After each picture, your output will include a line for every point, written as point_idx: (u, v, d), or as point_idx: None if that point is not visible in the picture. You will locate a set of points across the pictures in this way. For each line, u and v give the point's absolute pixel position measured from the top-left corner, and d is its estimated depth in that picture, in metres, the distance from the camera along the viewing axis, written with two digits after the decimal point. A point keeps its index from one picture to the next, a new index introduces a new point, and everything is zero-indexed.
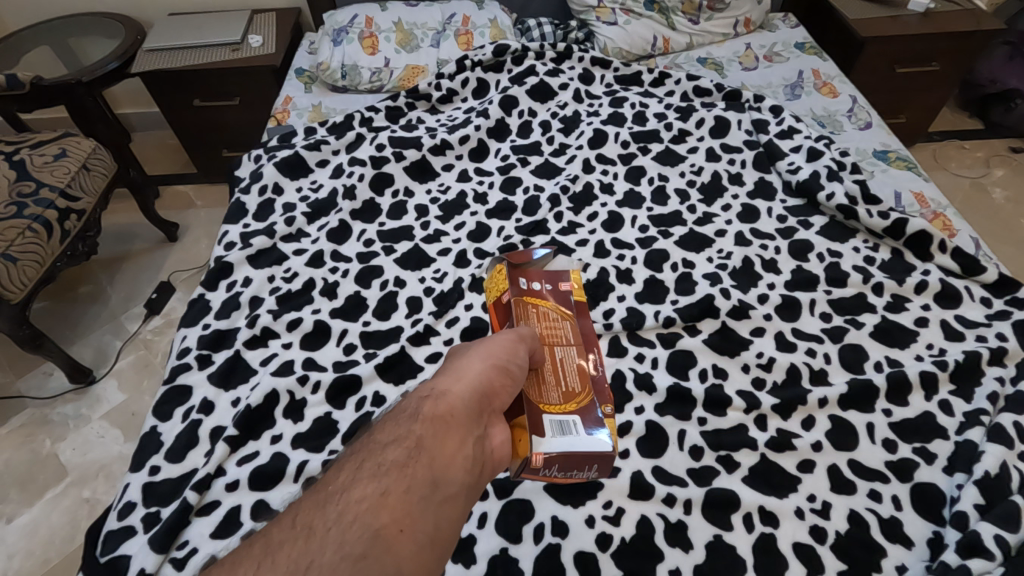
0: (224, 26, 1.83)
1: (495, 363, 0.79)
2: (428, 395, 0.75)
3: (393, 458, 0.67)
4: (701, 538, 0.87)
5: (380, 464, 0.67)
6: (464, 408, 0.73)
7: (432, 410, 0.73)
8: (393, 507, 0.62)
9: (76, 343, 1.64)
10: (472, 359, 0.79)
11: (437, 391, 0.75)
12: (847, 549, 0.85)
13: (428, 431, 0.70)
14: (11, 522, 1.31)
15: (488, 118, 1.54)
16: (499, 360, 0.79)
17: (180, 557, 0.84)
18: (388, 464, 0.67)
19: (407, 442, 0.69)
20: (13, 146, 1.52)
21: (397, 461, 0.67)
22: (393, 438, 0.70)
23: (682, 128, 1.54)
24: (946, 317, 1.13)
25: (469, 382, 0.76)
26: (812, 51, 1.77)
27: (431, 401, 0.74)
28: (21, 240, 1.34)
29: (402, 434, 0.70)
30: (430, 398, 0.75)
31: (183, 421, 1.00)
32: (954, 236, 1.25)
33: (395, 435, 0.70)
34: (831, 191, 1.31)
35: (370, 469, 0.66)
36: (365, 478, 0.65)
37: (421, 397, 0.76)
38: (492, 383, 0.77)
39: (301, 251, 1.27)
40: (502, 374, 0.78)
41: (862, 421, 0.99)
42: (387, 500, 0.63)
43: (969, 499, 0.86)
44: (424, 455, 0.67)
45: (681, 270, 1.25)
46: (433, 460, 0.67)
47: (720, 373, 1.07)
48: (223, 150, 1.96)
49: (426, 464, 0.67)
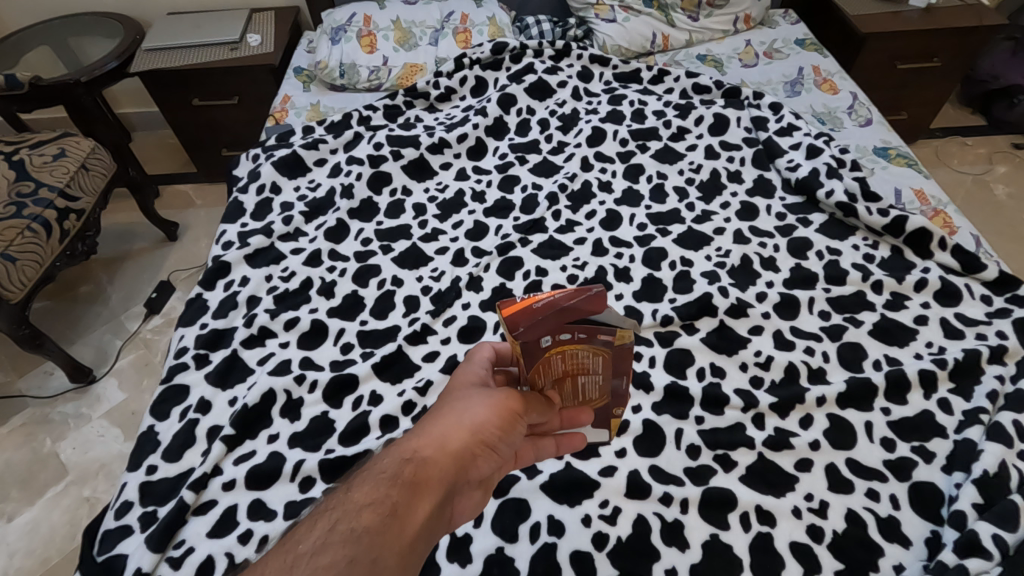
0: (223, 25, 1.83)
1: (491, 419, 0.69)
2: (411, 450, 0.66)
3: (366, 525, 0.58)
4: (698, 537, 0.86)
5: (351, 532, 0.57)
6: (448, 468, 0.65)
7: (413, 471, 0.63)
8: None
9: (76, 342, 1.65)
10: (464, 413, 0.69)
11: (423, 446, 0.66)
12: (844, 548, 0.85)
13: (405, 499, 0.61)
14: (12, 520, 1.31)
15: (486, 116, 1.54)
16: (496, 418, 0.69)
17: (176, 556, 0.84)
18: (363, 528, 0.58)
19: (381, 507, 0.60)
20: (13, 146, 1.52)
21: (370, 530, 0.57)
22: (369, 499, 0.60)
23: (681, 125, 1.53)
24: (945, 315, 1.13)
25: (457, 442, 0.67)
26: (812, 47, 1.76)
27: (414, 460, 0.65)
28: (20, 240, 1.34)
29: (380, 490, 0.61)
30: (413, 454, 0.65)
31: (180, 420, 1.00)
32: (955, 233, 1.25)
33: (373, 490, 0.61)
34: (830, 188, 1.30)
35: (341, 531, 0.57)
36: (331, 546, 0.56)
37: (405, 445, 0.67)
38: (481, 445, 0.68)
39: (299, 251, 1.27)
40: (496, 432, 0.69)
41: (860, 420, 0.98)
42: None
43: (968, 498, 0.85)
44: (400, 527, 0.59)
45: (679, 268, 1.24)
46: (406, 537, 0.59)
47: (717, 371, 1.07)
48: (222, 150, 1.96)
49: (397, 539, 0.58)
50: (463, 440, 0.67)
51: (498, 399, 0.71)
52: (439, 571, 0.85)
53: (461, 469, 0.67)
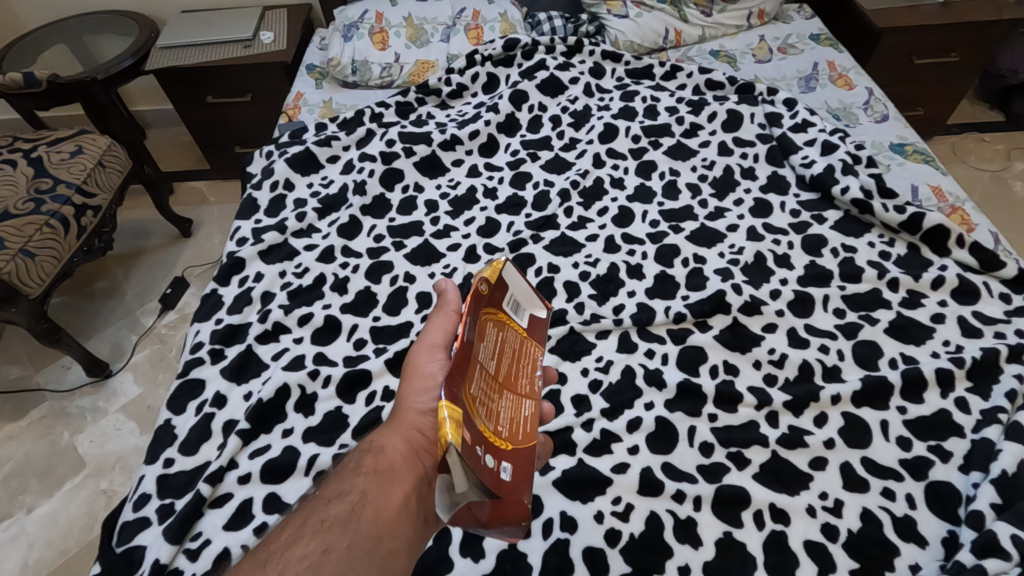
0: (236, 23, 1.84)
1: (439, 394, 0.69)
2: (371, 442, 0.71)
3: (335, 514, 0.62)
4: (711, 535, 0.86)
5: (322, 521, 0.62)
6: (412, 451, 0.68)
7: (375, 460, 0.68)
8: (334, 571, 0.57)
9: (93, 337, 1.67)
10: (417, 395, 0.72)
11: (380, 437, 0.71)
12: (859, 547, 0.84)
13: (370, 484, 0.65)
14: (31, 511, 1.34)
15: (498, 113, 1.54)
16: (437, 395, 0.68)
17: (193, 548, 0.85)
18: (332, 517, 0.62)
19: (350, 496, 0.65)
20: (30, 144, 1.54)
21: (340, 516, 0.62)
22: (337, 492, 0.65)
23: (694, 122, 1.52)
24: (963, 313, 1.11)
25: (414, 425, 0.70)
26: (828, 42, 1.74)
27: (374, 449, 0.69)
28: (39, 236, 1.36)
29: (349, 479, 0.67)
30: (375, 445, 0.70)
31: (196, 414, 1.01)
32: (973, 230, 1.23)
33: (342, 480, 0.67)
34: (846, 185, 1.29)
35: (315, 520, 0.62)
36: (305, 537, 0.60)
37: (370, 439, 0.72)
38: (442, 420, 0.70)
39: (312, 247, 1.28)
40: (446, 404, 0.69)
41: (876, 419, 0.98)
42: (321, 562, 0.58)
43: (985, 498, 0.84)
44: (367, 510, 0.63)
45: (693, 265, 1.23)
46: (376, 517, 0.62)
47: (731, 369, 1.06)
48: (236, 147, 1.97)
49: (367, 520, 0.62)
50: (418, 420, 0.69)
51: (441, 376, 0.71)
52: (452, 566, 0.85)
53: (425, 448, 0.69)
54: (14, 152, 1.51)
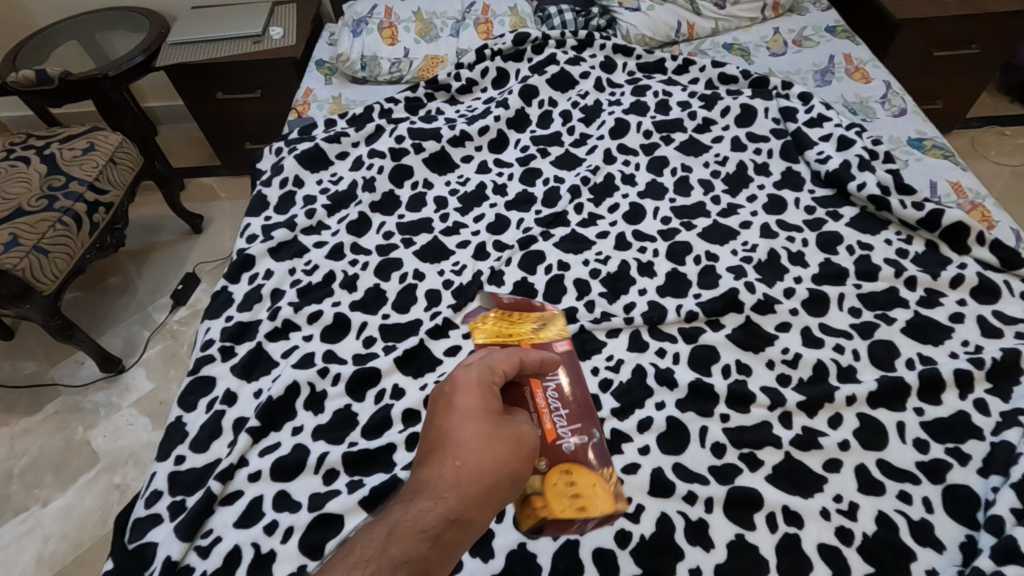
0: (246, 19, 1.84)
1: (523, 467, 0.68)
2: (446, 498, 0.61)
3: None
4: (723, 537, 0.85)
5: None
6: (482, 518, 0.63)
7: (455, 533, 0.60)
8: None
9: (106, 333, 1.68)
10: (511, 475, 0.66)
11: (458, 495, 0.62)
12: (873, 551, 0.83)
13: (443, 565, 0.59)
14: (46, 505, 1.36)
15: (508, 108, 1.52)
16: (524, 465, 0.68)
17: (204, 546, 0.86)
18: None
19: (418, 564, 0.57)
20: (44, 141, 1.55)
21: None
22: (404, 555, 0.57)
23: (707, 117, 1.50)
24: (983, 313, 1.09)
25: (497, 503, 0.65)
26: (844, 35, 1.70)
27: (450, 511, 0.61)
28: (52, 233, 1.37)
29: (415, 536, 0.58)
30: (456, 509, 0.61)
31: (207, 412, 1.02)
32: (993, 228, 1.20)
33: (408, 539, 0.58)
34: (862, 181, 1.26)
35: None
36: None
37: (440, 485, 0.63)
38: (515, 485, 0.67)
39: (322, 244, 1.27)
40: (525, 474, 0.68)
41: (892, 420, 0.96)
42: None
43: (1005, 502, 0.82)
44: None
45: (705, 262, 1.22)
46: None
47: (743, 369, 1.05)
48: (246, 143, 1.98)
49: None
50: (499, 486, 0.65)
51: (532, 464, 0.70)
52: (461, 566, 0.85)
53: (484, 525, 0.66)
54: (28, 149, 1.53)
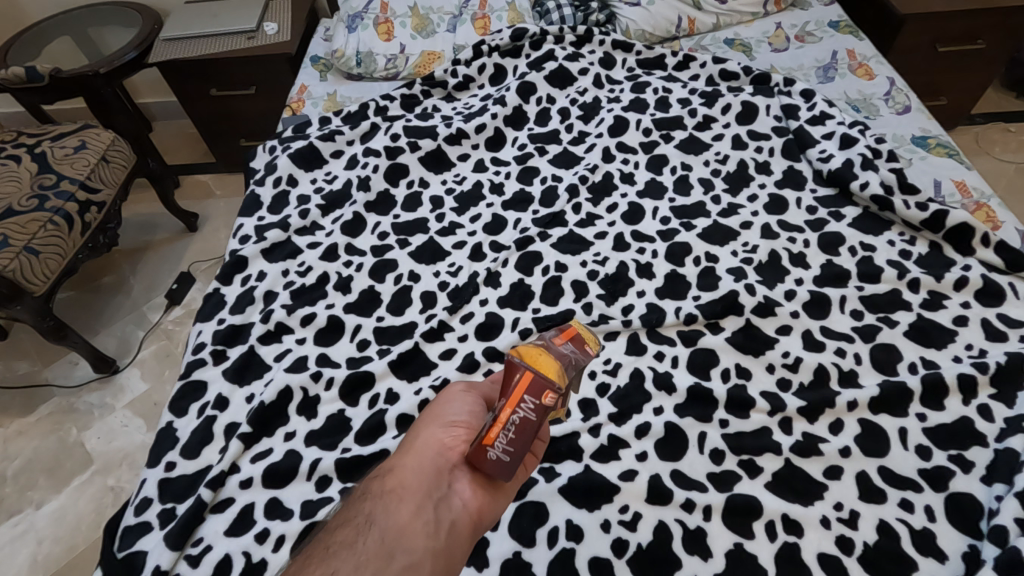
0: (239, 13, 1.81)
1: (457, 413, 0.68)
2: (383, 468, 0.65)
3: (340, 539, 0.57)
4: (721, 546, 0.84)
5: (326, 547, 0.56)
6: (426, 462, 0.63)
7: (381, 482, 0.62)
8: None
9: (101, 333, 1.67)
10: (430, 421, 0.68)
11: (391, 460, 0.65)
12: (873, 561, 0.81)
13: (380, 511, 0.59)
14: (40, 507, 1.35)
15: (505, 105, 1.50)
16: (457, 406, 0.68)
17: (194, 555, 0.84)
18: (338, 543, 0.57)
19: (355, 521, 0.59)
20: (34, 139, 1.53)
21: (344, 540, 0.57)
22: (344, 520, 0.60)
23: (707, 114, 1.47)
24: (987, 315, 1.07)
25: (432, 442, 0.65)
26: (848, 30, 1.67)
27: (385, 471, 0.64)
28: (43, 233, 1.35)
29: (356, 505, 0.62)
30: (385, 468, 0.65)
31: (198, 417, 1.00)
32: (998, 228, 1.18)
33: (349, 509, 0.62)
34: (865, 181, 1.24)
35: (321, 548, 0.57)
36: (310, 565, 0.55)
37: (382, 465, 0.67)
38: (459, 429, 0.66)
39: (315, 245, 1.25)
40: (465, 413, 0.68)
41: (894, 426, 0.94)
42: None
43: (1009, 512, 0.80)
44: (372, 535, 0.56)
45: (705, 264, 1.20)
46: (384, 534, 0.56)
47: (743, 373, 1.03)
48: (242, 140, 1.95)
49: (375, 538, 0.56)
50: (435, 434, 0.66)
51: (468, 401, 0.70)
52: None
53: (450, 473, 0.63)
54: (19, 147, 1.51)
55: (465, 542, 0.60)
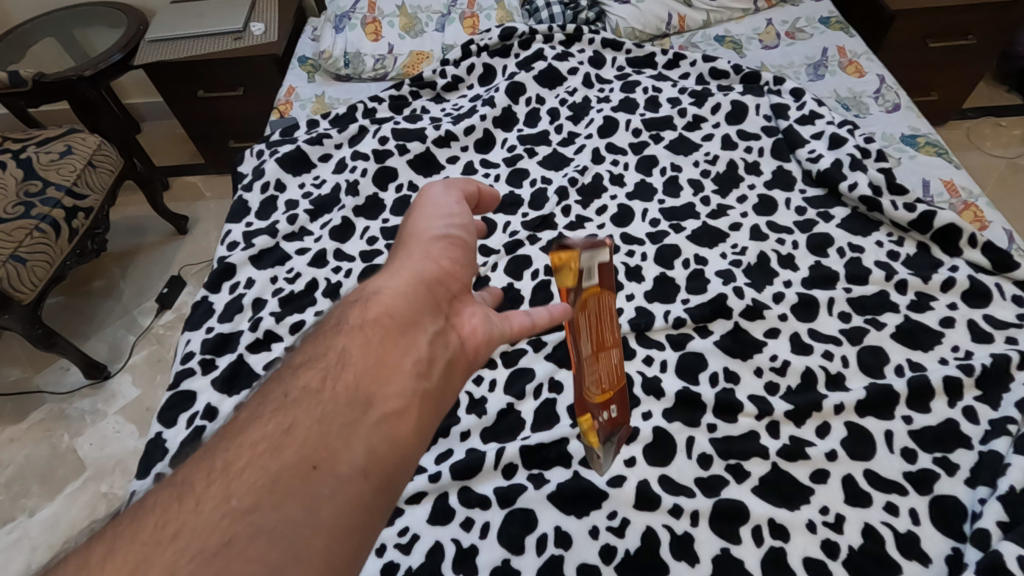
0: (226, 13, 1.78)
1: (440, 243, 0.66)
2: (359, 295, 0.60)
3: (313, 378, 0.53)
4: (708, 552, 0.85)
5: (295, 390, 0.52)
6: (411, 297, 0.59)
7: (362, 314, 0.57)
8: (312, 439, 0.48)
9: (91, 338, 1.66)
10: (411, 246, 0.65)
11: (369, 288, 0.61)
12: (858, 565, 0.82)
13: (360, 342, 0.55)
14: (33, 515, 1.35)
15: (495, 106, 1.50)
16: (438, 236, 0.66)
17: None
18: (310, 384, 0.52)
19: (331, 356, 0.54)
20: (20, 144, 1.52)
21: (318, 380, 0.52)
22: (316, 353, 0.55)
23: (697, 114, 1.47)
24: (974, 317, 1.07)
25: (416, 273, 0.62)
26: (838, 26, 1.67)
27: (363, 300, 0.59)
28: (30, 241, 1.34)
29: (329, 336, 0.57)
30: (362, 299, 0.60)
31: (187, 427, 1.00)
32: (986, 228, 1.18)
33: (321, 338, 0.56)
34: (854, 181, 1.24)
35: (290, 388, 0.52)
36: (276, 411, 0.50)
37: (356, 293, 0.62)
38: (443, 262, 0.64)
39: (304, 251, 1.25)
40: (450, 248, 0.66)
41: (880, 429, 0.95)
42: (303, 463, 0.46)
43: (992, 516, 0.81)
44: (354, 369, 0.53)
45: (693, 267, 1.20)
46: (366, 376, 0.53)
47: (731, 377, 1.04)
48: (230, 142, 1.95)
49: (354, 381, 0.52)
50: (418, 266, 0.62)
51: (446, 231, 0.68)
52: None
53: (437, 307, 0.60)
54: (4, 152, 1.49)
55: (453, 376, 0.58)
